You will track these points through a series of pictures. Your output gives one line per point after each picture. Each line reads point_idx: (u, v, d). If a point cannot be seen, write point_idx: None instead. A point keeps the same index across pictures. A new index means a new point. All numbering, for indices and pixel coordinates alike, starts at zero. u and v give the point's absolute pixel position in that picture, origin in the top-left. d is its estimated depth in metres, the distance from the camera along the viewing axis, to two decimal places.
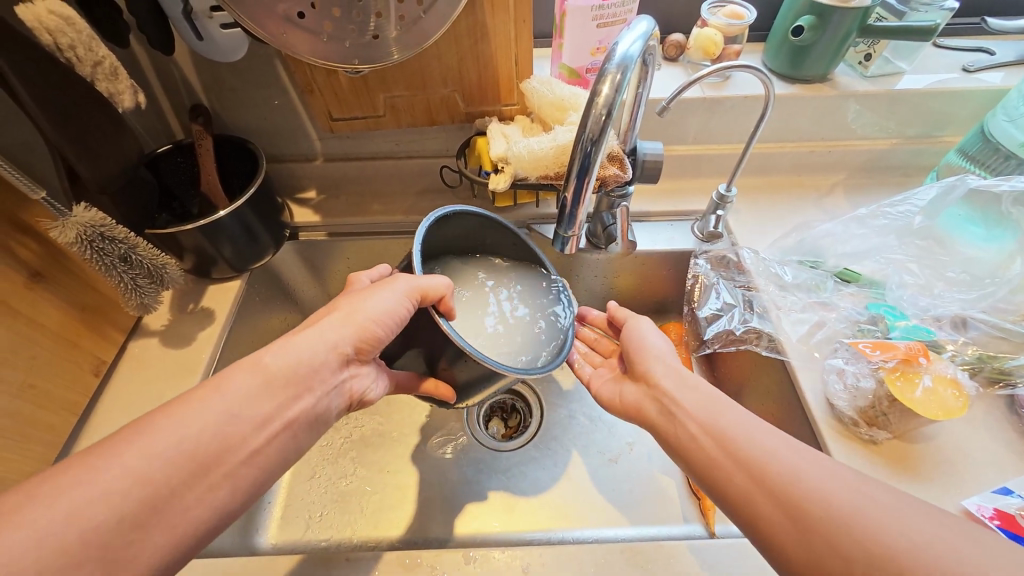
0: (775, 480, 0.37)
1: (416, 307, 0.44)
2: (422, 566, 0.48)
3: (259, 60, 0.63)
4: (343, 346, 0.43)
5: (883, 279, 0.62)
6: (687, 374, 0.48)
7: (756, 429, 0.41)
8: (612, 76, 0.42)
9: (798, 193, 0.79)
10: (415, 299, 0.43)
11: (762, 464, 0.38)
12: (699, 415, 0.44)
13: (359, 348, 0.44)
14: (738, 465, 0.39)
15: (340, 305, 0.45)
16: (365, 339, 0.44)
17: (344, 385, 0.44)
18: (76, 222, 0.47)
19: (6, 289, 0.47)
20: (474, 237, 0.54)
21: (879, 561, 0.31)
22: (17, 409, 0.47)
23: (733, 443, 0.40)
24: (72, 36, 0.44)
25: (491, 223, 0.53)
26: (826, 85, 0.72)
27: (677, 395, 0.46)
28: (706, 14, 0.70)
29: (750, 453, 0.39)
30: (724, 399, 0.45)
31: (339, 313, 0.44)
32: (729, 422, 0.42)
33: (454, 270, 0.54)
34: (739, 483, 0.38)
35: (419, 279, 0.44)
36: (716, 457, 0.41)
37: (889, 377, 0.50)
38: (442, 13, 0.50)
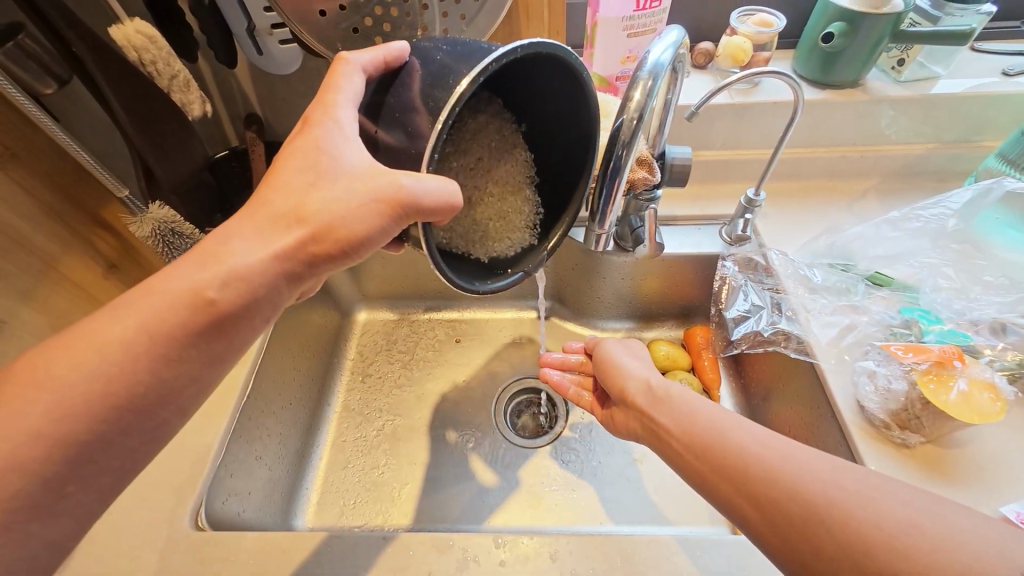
0: (752, 482, 0.38)
1: (402, 218, 0.38)
2: (455, 548, 0.50)
3: (310, 72, 0.68)
4: (304, 251, 0.40)
5: (917, 283, 0.61)
6: (658, 383, 0.50)
7: (727, 427, 0.42)
8: (644, 83, 0.43)
9: (830, 198, 0.78)
10: (404, 207, 0.37)
11: (742, 469, 0.39)
12: (675, 422, 0.45)
13: (318, 252, 0.40)
14: (716, 470, 0.40)
15: (317, 196, 0.39)
16: (332, 246, 0.40)
17: (300, 289, 0.43)
18: (152, 218, 0.53)
19: (87, 279, 0.53)
20: (557, 102, 0.49)
21: (851, 551, 0.33)
22: None
23: (705, 449, 0.42)
24: (154, 53, 0.49)
25: (584, 103, 0.45)
26: (857, 91, 0.72)
27: (653, 413, 0.48)
28: (735, 23, 0.71)
29: (725, 454, 0.40)
30: (693, 400, 0.46)
31: (306, 206, 0.39)
32: (703, 430, 0.43)
33: (488, 124, 0.49)
34: (721, 488, 0.40)
35: (417, 184, 0.36)
36: (700, 470, 0.41)
37: (922, 379, 0.50)
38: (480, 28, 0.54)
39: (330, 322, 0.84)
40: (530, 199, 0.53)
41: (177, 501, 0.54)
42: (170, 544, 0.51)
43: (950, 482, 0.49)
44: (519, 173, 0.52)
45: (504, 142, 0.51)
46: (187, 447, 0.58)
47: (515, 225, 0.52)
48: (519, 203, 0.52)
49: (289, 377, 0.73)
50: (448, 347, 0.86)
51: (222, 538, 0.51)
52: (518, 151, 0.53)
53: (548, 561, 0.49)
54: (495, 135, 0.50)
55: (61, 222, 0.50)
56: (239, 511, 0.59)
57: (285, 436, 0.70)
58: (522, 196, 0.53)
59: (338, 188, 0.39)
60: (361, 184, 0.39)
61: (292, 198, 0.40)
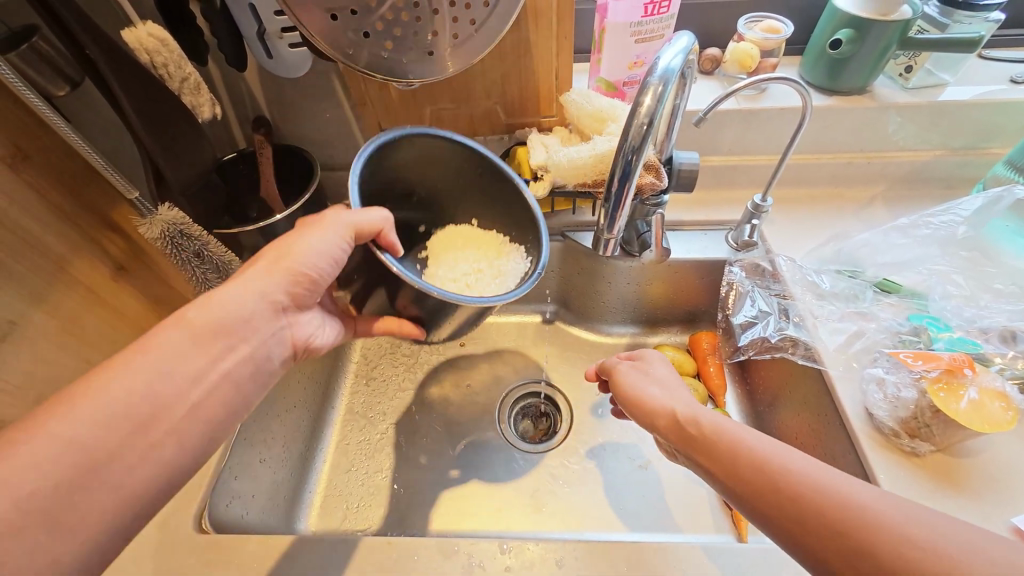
0: (841, 526, 0.31)
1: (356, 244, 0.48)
2: (460, 553, 0.49)
3: (318, 76, 0.68)
4: (275, 295, 0.45)
5: (926, 290, 0.60)
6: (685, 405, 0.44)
7: (784, 454, 0.36)
8: (655, 88, 0.42)
9: (836, 204, 0.78)
10: (351, 235, 0.47)
11: (819, 509, 0.32)
12: (717, 442, 0.39)
13: (292, 297, 0.46)
14: (792, 516, 0.33)
15: (283, 256, 0.46)
16: (301, 290, 0.46)
17: (286, 332, 0.47)
18: (161, 220, 0.52)
19: (97, 280, 0.53)
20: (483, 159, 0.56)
21: None
22: None
23: (762, 482, 0.35)
24: (167, 55, 0.49)
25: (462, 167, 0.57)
26: (865, 98, 0.72)
27: (695, 446, 0.41)
28: (742, 29, 0.71)
29: (795, 489, 0.33)
30: (719, 417, 0.41)
31: (268, 264, 0.45)
32: (740, 453, 0.37)
33: (454, 201, 0.60)
34: (804, 537, 0.32)
35: (352, 217, 0.47)
36: (771, 516, 0.34)
37: (932, 387, 0.49)
38: (491, 32, 0.51)
39: None
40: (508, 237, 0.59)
41: (182, 504, 0.55)
42: (174, 546, 0.51)
43: (961, 492, 0.49)
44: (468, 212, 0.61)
45: (457, 180, 0.58)
46: None
47: (500, 265, 0.57)
48: (487, 242, 0.59)
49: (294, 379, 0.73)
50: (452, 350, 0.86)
51: (226, 541, 0.51)
52: (467, 194, 0.60)
53: (553, 568, 0.48)
54: (451, 172, 0.58)
55: (70, 223, 0.50)
56: (242, 514, 0.59)
57: (290, 438, 0.70)
58: (479, 230, 0.61)
59: (317, 237, 0.46)
60: (340, 233, 0.46)
61: (275, 246, 0.46)
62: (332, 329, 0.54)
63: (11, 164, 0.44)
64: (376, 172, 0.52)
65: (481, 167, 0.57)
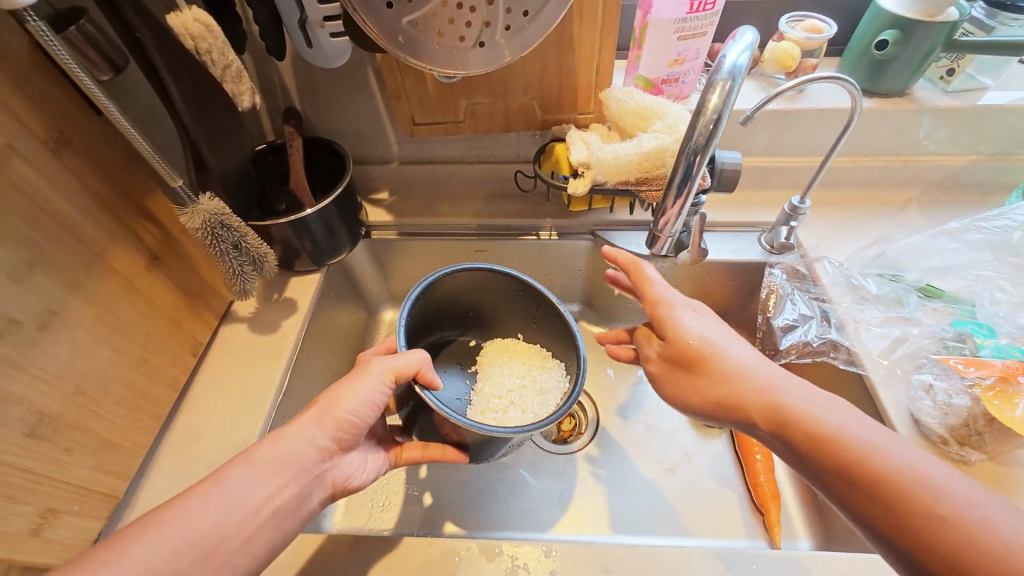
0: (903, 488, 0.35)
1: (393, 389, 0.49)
2: (503, 556, 0.49)
3: (353, 66, 0.67)
4: (322, 441, 0.46)
5: (971, 297, 0.59)
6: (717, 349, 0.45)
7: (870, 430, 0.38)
8: (722, 85, 0.40)
9: (870, 208, 0.77)
10: (390, 380, 0.49)
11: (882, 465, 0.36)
12: (796, 418, 0.40)
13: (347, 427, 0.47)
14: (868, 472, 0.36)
15: (329, 402, 0.47)
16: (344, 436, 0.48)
17: (326, 473, 0.47)
18: (203, 210, 0.50)
19: (131, 270, 0.52)
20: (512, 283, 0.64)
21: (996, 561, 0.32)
22: (132, 380, 0.52)
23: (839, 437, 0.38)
24: (211, 42, 0.46)
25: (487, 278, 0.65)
26: (905, 100, 0.72)
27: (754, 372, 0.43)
28: (784, 29, 0.70)
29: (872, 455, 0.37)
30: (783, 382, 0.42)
31: (311, 415, 0.47)
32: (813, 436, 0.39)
33: (498, 325, 0.71)
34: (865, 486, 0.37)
35: (394, 361, 0.50)
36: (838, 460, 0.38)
37: (986, 395, 0.48)
38: (548, 17, 0.49)
39: (358, 319, 0.84)
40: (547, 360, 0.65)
41: None
42: None
43: (1015, 501, 0.48)
44: (515, 327, 0.70)
45: (500, 300, 0.68)
46: (226, 444, 0.58)
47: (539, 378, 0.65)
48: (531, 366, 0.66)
49: (321, 376, 0.72)
50: None
51: None
52: (514, 312, 0.69)
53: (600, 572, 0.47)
54: (490, 295, 0.68)
55: (108, 211, 0.49)
56: None
57: None
58: (526, 344, 0.69)
59: (364, 387, 0.48)
60: (381, 378, 0.48)
61: (328, 393, 0.48)
62: (375, 460, 0.53)
63: (52, 148, 0.43)
64: (430, 304, 0.65)
65: (520, 291, 0.66)
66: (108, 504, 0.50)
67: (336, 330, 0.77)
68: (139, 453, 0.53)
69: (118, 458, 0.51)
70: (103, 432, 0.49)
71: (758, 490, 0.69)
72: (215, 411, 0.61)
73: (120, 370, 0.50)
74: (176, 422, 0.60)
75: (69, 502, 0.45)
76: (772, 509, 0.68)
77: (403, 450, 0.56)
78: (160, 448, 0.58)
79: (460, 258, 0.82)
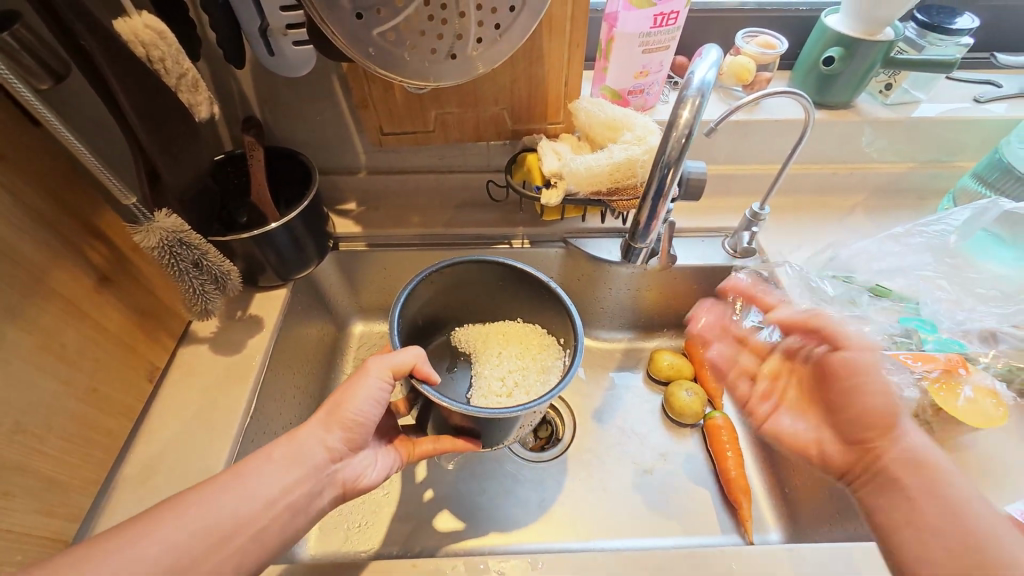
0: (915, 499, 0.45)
1: (392, 385, 0.51)
2: (489, 571, 0.48)
3: (317, 74, 0.65)
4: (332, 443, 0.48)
5: (915, 295, 0.64)
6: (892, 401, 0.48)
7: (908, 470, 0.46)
8: (692, 101, 0.42)
9: (821, 212, 0.82)
10: (389, 376, 0.50)
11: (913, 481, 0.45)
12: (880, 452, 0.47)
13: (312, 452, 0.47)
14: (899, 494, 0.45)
15: (337, 407, 0.48)
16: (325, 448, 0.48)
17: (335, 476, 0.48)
18: (159, 228, 0.47)
19: (77, 292, 0.48)
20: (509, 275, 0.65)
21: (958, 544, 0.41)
22: (81, 413, 0.48)
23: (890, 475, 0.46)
24: (164, 50, 0.45)
25: (485, 269, 0.66)
26: (850, 112, 0.77)
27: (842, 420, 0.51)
28: (740, 44, 0.74)
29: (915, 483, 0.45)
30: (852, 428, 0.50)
31: (319, 418, 0.48)
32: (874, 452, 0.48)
33: (494, 313, 0.72)
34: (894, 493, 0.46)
35: (390, 358, 0.51)
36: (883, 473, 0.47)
37: (933, 387, 0.52)
38: (520, 29, 0.49)
39: (327, 334, 0.81)
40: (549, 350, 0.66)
41: None
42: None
43: None
44: (510, 313, 0.71)
45: (492, 289, 0.69)
46: (188, 474, 0.54)
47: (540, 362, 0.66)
48: (530, 349, 0.68)
49: (291, 396, 0.69)
50: None
51: None
52: (504, 297, 0.69)
53: None
54: (484, 284, 0.68)
55: (49, 229, 0.45)
56: None
57: None
58: (524, 327, 0.70)
59: (361, 396, 0.49)
60: (380, 377, 0.49)
61: (333, 396, 0.49)
62: (386, 458, 0.54)
63: None
64: (424, 298, 0.65)
65: (506, 274, 0.66)
66: (56, 549, 0.46)
67: (304, 347, 0.74)
68: (89, 490, 0.49)
69: (66, 497, 0.46)
70: (46, 471, 0.45)
71: (730, 487, 0.72)
72: (175, 439, 0.57)
73: (68, 403, 0.46)
74: (131, 453, 0.56)
75: (13, 551, 0.41)
76: (744, 503, 0.71)
77: (415, 446, 0.57)
78: (113, 483, 0.54)
79: (433, 268, 0.81)
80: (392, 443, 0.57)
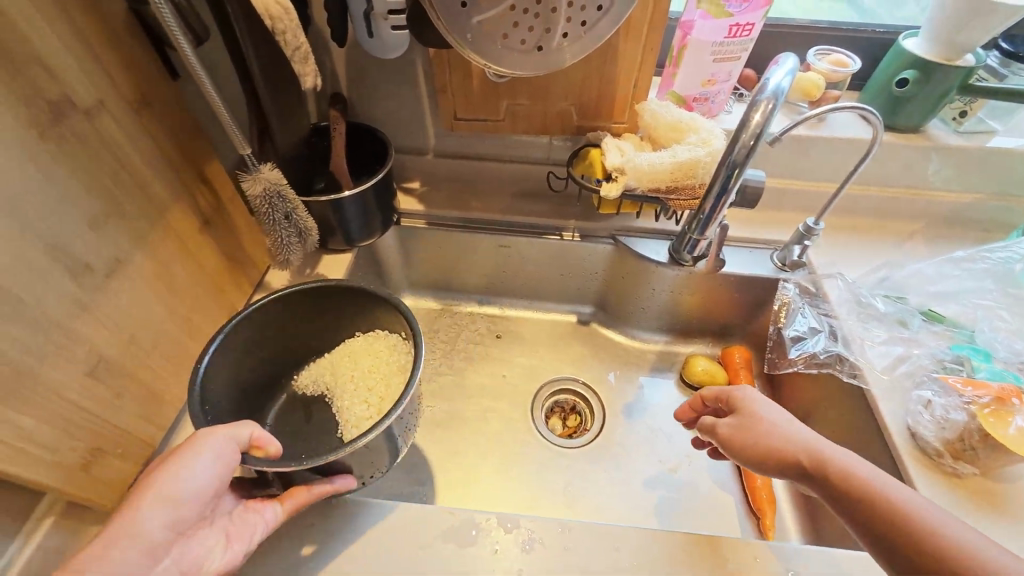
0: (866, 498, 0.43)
1: (228, 464, 0.43)
2: (519, 528, 0.51)
3: (404, 59, 0.70)
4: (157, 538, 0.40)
5: (971, 323, 0.63)
6: (809, 436, 0.48)
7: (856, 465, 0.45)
8: (765, 105, 0.44)
9: (878, 235, 0.81)
10: (218, 457, 0.42)
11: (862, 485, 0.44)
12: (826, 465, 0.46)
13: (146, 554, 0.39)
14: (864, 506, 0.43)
15: (142, 500, 0.39)
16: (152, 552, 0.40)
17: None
18: (264, 179, 0.53)
19: (187, 231, 0.54)
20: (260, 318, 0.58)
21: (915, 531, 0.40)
22: (177, 337, 0.54)
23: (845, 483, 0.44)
24: (287, 24, 0.48)
25: (281, 304, 0.59)
26: (919, 136, 0.76)
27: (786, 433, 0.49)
28: (811, 60, 0.74)
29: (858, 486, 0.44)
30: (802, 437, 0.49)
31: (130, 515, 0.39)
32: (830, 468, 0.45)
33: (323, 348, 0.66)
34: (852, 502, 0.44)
35: (212, 434, 0.43)
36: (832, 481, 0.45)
37: (982, 413, 0.52)
38: (604, 29, 0.52)
39: None
40: (391, 355, 0.61)
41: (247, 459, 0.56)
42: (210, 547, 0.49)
43: (1004, 514, 0.52)
44: (341, 332, 0.66)
45: (270, 327, 0.60)
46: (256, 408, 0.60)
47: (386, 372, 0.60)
48: (378, 362, 0.62)
49: None
50: (491, 342, 0.92)
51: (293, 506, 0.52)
52: (340, 316, 0.64)
53: (611, 550, 0.50)
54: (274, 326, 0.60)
55: (173, 172, 0.51)
56: None
57: None
58: (383, 345, 0.62)
59: (189, 471, 0.41)
60: (200, 462, 0.41)
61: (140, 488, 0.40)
62: (241, 529, 0.45)
63: (136, 108, 0.46)
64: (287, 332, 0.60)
65: (313, 299, 0.61)
66: (147, 453, 0.52)
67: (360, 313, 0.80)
68: (178, 407, 0.55)
69: (159, 409, 0.53)
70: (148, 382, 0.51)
71: (754, 495, 0.72)
72: None
73: (169, 326, 0.52)
74: None
75: (116, 446, 0.48)
76: (767, 512, 0.71)
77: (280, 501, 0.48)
78: None
79: (486, 251, 0.86)
80: (254, 504, 0.47)
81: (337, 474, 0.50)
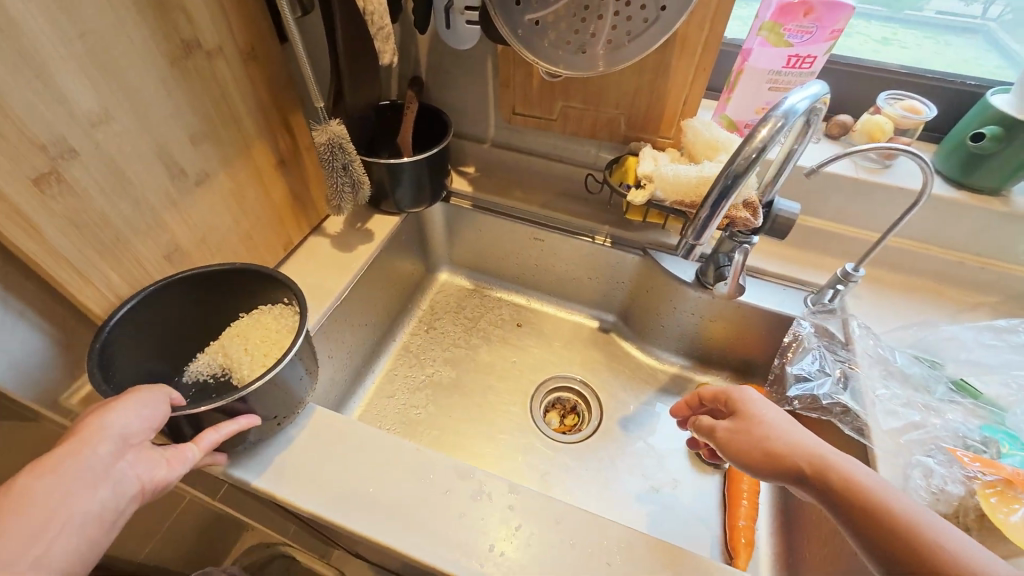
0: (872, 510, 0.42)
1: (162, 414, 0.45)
2: (474, 479, 0.55)
3: (477, 53, 0.79)
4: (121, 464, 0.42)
5: (1008, 405, 0.57)
6: (812, 441, 0.47)
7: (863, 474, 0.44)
8: (774, 122, 0.45)
9: (934, 300, 0.75)
10: (147, 408, 0.44)
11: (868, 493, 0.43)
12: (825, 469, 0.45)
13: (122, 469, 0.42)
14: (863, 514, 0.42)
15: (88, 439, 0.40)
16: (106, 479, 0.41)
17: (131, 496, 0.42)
18: (329, 131, 0.63)
19: (265, 164, 0.65)
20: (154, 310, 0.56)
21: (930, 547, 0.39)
22: (239, 249, 0.65)
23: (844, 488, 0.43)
24: (376, 6, 0.57)
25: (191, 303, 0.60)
26: (998, 200, 0.70)
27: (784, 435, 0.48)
28: (881, 104, 0.72)
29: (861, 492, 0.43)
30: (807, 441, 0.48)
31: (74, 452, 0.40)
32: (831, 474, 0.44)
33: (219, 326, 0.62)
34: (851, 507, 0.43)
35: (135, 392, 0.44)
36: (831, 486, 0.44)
37: (983, 491, 0.47)
38: (647, 40, 0.56)
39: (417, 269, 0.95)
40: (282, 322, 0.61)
41: None
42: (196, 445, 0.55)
43: None
44: (226, 312, 0.62)
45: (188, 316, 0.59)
46: None
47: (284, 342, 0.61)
48: (267, 333, 0.60)
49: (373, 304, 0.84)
50: (510, 328, 0.96)
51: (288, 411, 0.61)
52: (239, 289, 0.61)
53: (551, 521, 0.52)
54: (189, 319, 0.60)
55: (264, 113, 0.63)
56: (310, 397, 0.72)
57: (354, 349, 0.82)
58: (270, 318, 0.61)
59: (125, 411, 0.43)
60: (133, 412, 0.43)
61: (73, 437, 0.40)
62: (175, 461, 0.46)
63: (243, 56, 0.57)
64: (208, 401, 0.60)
65: (194, 285, 0.58)
66: None
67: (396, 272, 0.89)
68: None
69: None
70: None
71: (732, 535, 0.69)
72: None
73: (233, 237, 0.64)
74: None
75: None
76: (742, 555, 0.68)
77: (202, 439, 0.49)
78: None
79: (521, 240, 0.91)
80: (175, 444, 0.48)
81: (242, 414, 0.52)
